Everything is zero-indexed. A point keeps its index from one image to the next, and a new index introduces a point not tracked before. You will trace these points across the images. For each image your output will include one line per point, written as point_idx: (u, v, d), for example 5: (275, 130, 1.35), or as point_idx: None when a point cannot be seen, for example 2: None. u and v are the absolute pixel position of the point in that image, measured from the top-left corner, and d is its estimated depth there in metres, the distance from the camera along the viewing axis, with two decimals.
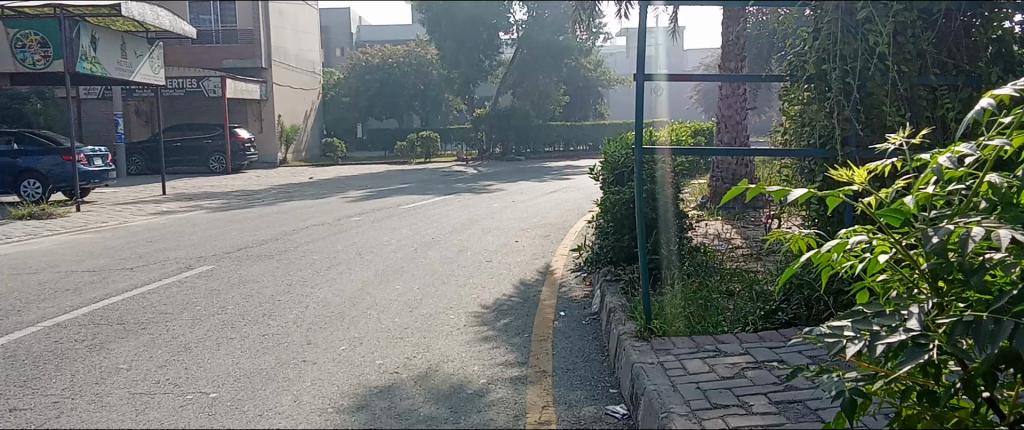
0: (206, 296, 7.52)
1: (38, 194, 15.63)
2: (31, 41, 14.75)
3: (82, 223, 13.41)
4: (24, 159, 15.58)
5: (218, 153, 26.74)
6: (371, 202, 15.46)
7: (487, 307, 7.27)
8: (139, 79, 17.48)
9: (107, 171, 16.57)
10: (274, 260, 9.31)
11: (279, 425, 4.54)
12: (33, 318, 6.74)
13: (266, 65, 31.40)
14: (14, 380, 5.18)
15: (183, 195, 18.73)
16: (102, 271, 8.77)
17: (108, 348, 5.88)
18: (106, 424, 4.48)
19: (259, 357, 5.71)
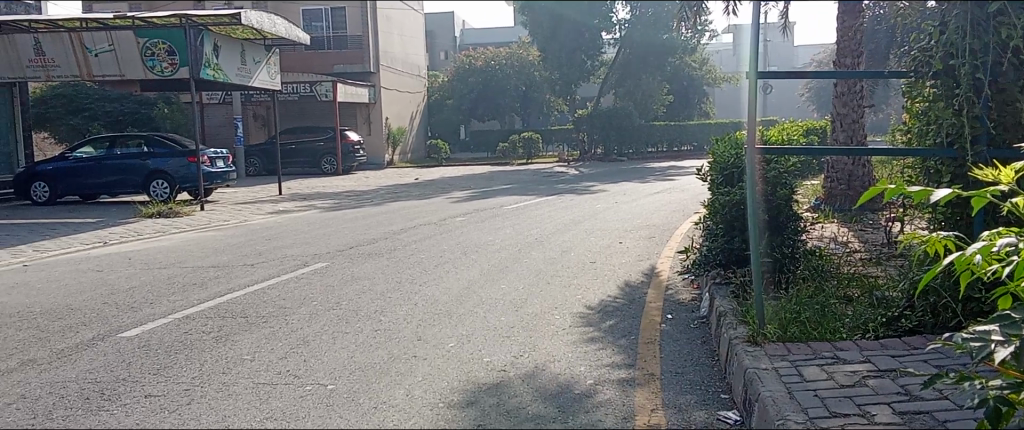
0: (322, 292, 7.83)
1: (166, 194, 16.61)
2: (159, 49, 15.50)
3: (205, 221, 14.18)
4: (153, 160, 16.60)
5: (329, 154, 27.70)
6: (476, 203, 15.68)
7: (592, 308, 7.25)
8: (257, 84, 18.37)
9: (228, 172, 17.48)
10: (384, 258, 9.60)
11: (393, 418, 4.67)
12: (165, 310, 7.19)
13: (374, 69, 32.34)
14: (149, 368, 5.53)
15: (297, 195, 19.55)
16: (225, 267, 9.26)
17: (233, 340, 6.20)
18: (233, 412, 4.73)
19: (373, 352, 5.90)
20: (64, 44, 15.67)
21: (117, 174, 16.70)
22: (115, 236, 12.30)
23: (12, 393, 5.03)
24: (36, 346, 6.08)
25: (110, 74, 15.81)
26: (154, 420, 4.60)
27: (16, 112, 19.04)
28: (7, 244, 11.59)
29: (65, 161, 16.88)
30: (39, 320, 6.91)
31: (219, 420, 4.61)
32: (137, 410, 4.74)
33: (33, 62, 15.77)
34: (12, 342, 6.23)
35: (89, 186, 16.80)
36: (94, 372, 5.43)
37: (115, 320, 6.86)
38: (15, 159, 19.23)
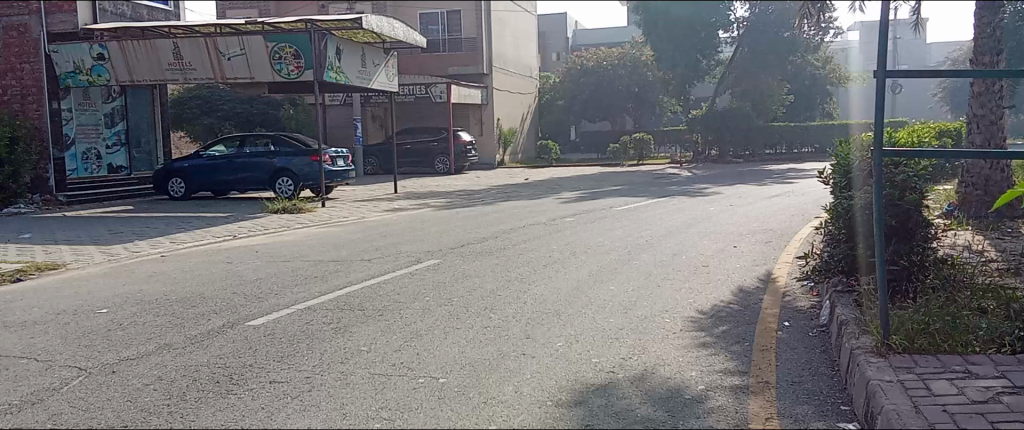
0: (434, 288, 8.04)
1: (290, 190, 17.43)
2: (287, 53, 16.25)
3: (326, 217, 14.78)
4: (279, 159, 17.48)
5: (442, 154, 28.29)
6: (586, 204, 15.65)
7: (705, 312, 7.10)
8: (376, 87, 19.02)
9: (348, 171, 18.16)
10: (494, 257, 9.74)
11: (501, 413, 4.73)
12: (288, 301, 7.56)
13: (487, 71, 32.83)
14: (274, 356, 5.82)
15: (412, 193, 20.09)
16: (343, 262, 9.64)
17: (351, 331, 6.45)
18: (351, 401, 4.91)
19: (483, 348, 6.00)
20: (199, 48, 16.53)
21: (246, 171, 17.66)
22: (244, 230, 13.01)
23: (150, 374, 5.40)
24: (172, 331, 6.51)
25: (241, 76, 16.60)
26: (278, 405, 4.84)
27: (157, 113, 20.57)
28: (148, 236, 12.47)
29: (200, 159, 17.98)
30: (175, 307, 7.41)
31: (338, 408, 4.80)
32: (262, 395, 5.00)
33: (172, 65, 16.79)
34: (151, 327, 6.70)
35: (220, 182, 17.84)
36: (223, 358, 5.76)
37: (244, 309, 7.27)
38: (155, 157, 20.77)
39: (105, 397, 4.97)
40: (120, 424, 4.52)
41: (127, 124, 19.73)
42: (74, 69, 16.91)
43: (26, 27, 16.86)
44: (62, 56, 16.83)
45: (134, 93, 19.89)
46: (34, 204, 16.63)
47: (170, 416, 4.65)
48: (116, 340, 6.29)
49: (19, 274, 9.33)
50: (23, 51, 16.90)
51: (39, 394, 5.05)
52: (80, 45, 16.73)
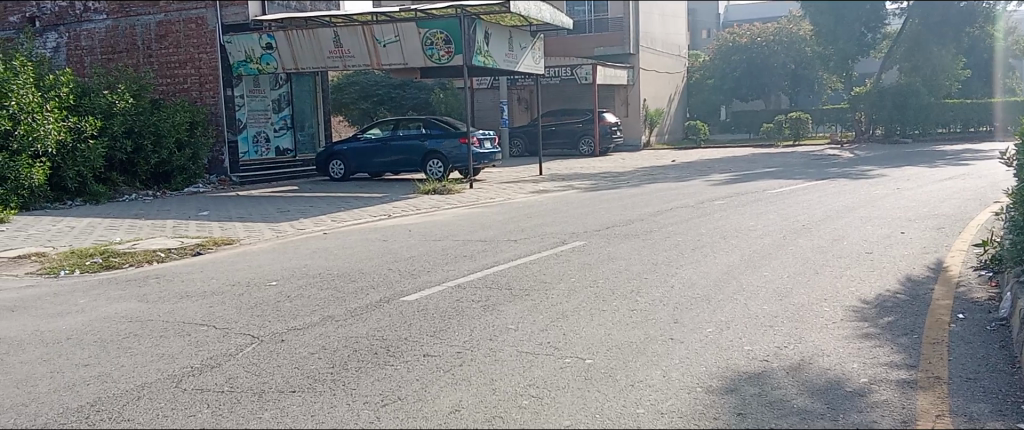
0: (580, 269, 8.05)
1: (440, 172, 18.00)
2: (438, 39, 16.69)
3: (474, 198, 15.12)
4: (430, 141, 18.05)
5: (587, 136, 28.21)
6: (737, 186, 15.12)
7: (867, 302, 6.70)
8: (523, 69, 19.22)
9: (494, 152, 18.47)
10: (641, 239, 9.61)
11: (650, 397, 4.69)
12: (439, 278, 7.84)
13: (634, 51, 32.32)
14: (426, 331, 6.03)
15: (557, 175, 20.18)
16: (492, 241, 9.83)
17: (499, 309, 6.59)
18: (500, 377, 5.02)
19: (630, 331, 5.95)
20: (357, 36, 17.31)
21: (400, 154, 18.38)
22: (398, 210, 13.55)
23: (315, 344, 5.75)
24: (335, 304, 6.92)
25: (395, 63, 17.23)
26: (431, 378, 5.01)
27: (319, 98, 21.73)
28: (311, 214, 13.26)
29: (358, 142, 18.88)
30: (337, 281, 7.87)
31: (488, 383, 4.92)
32: (417, 367, 5.21)
33: (332, 53, 17.71)
34: (316, 299, 7.14)
35: (377, 164, 18.68)
36: (380, 331, 6.05)
37: (399, 285, 7.60)
38: (316, 140, 21.99)
39: (275, 364, 5.34)
40: (289, 390, 4.84)
41: (292, 109, 20.96)
42: (245, 58, 18.25)
43: (203, 19, 18.20)
44: (235, 46, 18.21)
45: (298, 79, 21.07)
46: (210, 184, 18.16)
47: (333, 384, 4.93)
48: (285, 311, 6.75)
49: (200, 248, 10.18)
50: (200, 42, 18.29)
51: (217, 358, 5.49)
52: (250, 35, 18.04)
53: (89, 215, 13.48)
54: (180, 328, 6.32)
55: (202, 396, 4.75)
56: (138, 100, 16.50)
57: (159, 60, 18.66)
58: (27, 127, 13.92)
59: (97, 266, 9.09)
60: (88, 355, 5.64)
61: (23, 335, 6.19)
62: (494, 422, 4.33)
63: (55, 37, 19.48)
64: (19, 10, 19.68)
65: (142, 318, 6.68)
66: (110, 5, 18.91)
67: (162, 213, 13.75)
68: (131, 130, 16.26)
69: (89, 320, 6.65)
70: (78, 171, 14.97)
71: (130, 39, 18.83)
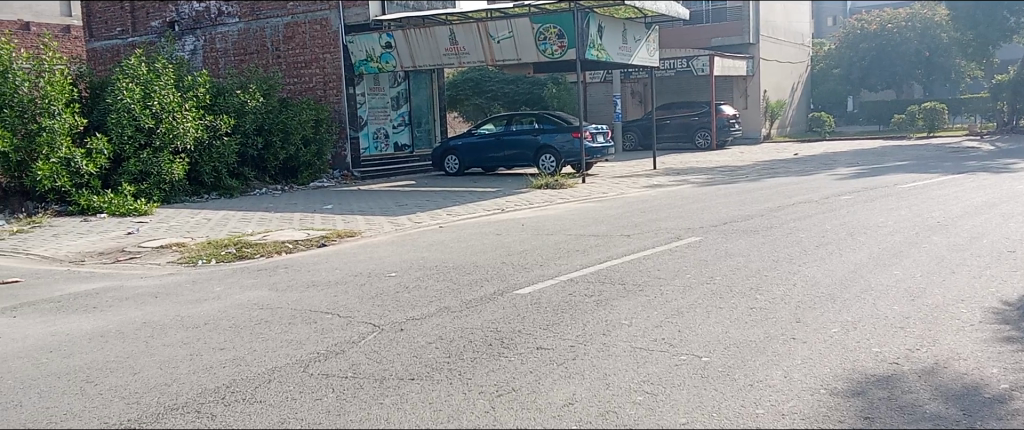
0: (695, 266, 7.90)
1: (553, 167, 18.06)
2: (551, 34, 16.72)
3: (586, 193, 15.07)
4: (543, 136, 18.11)
5: (704, 128, 27.56)
6: (864, 181, 14.40)
7: (1010, 304, 6.25)
8: (637, 62, 18.99)
9: (607, 147, 18.36)
10: (760, 236, 9.32)
11: (770, 398, 4.55)
12: (552, 272, 7.87)
13: (754, 41, 31.31)
14: (540, 324, 6.08)
15: (672, 169, 19.86)
16: (605, 236, 9.79)
17: (612, 304, 6.56)
18: (614, 372, 5.01)
19: (749, 329, 5.80)
20: (472, 33, 17.57)
21: (513, 149, 18.57)
22: (511, 205, 13.69)
23: (432, 334, 5.91)
24: (450, 295, 7.08)
25: (509, 58, 17.42)
26: (545, 370, 5.06)
27: (435, 94, 22.27)
28: (428, 208, 13.60)
29: (472, 137, 19.20)
30: (453, 273, 8.05)
31: (601, 378, 4.92)
32: (531, 360, 5.26)
33: (448, 50, 18.04)
34: (433, 290, 7.33)
35: (491, 160, 18.96)
36: (495, 322, 6.15)
37: (512, 277, 7.70)
38: (433, 135, 22.54)
39: (395, 351, 5.53)
40: (408, 377, 5.00)
41: (410, 106, 21.53)
42: (366, 57, 18.89)
43: (327, 20, 18.95)
44: (356, 46, 18.85)
45: (416, 77, 21.66)
46: (334, 178, 18.93)
47: (449, 373, 5.05)
48: (404, 301, 6.96)
49: (324, 240, 10.63)
50: (325, 43, 19.07)
51: (341, 345, 5.73)
52: (370, 35, 18.64)
53: (223, 208, 14.32)
54: (306, 315, 6.63)
55: (328, 381, 4.98)
56: (268, 99, 17.36)
57: (286, 60, 19.60)
58: (167, 125, 14.88)
59: (231, 256, 9.66)
60: (223, 339, 6.00)
61: (166, 320, 6.64)
62: (608, 417, 4.32)
63: (193, 40, 20.82)
64: (160, 15, 21.12)
65: (271, 306, 7.06)
66: (242, 8, 20.00)
67: (290, 206, 14.45)
68: (261, 128, 17.14)
69: (225, 306, 7.09)
70: (214, 166, 15.94)
71: (260, 41, 19.86)
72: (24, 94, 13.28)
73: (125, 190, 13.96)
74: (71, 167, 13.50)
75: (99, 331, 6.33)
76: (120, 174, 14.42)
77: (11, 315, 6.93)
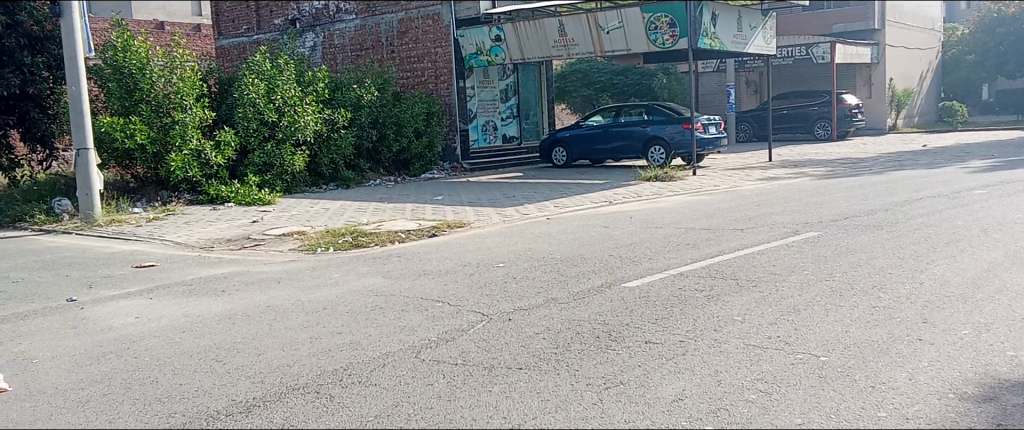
0: (813, 262, 7.60)
1: (662, 159, 17.77)
2: (662, 23, 16.41)
3: (698, 185, 14.77)
4: (652, 127, 17.84)
5: (823, 119, 26.44)
6: (1001, 174, 13.45)
7: None
8: (752, 50, 18.42)
9: (720, 138, 17.91)
10: (884, 231, 8.87)
11: (893, 401, 4.34)
12: (661, 266, 7.75)
13: (880, 26, 29.74)
14: (649, 318, 6.01)
15: (788, 161, 19.18)
16: (716, 230, 9.56)
17: (724, 300, 6.41)
18: (726, 369, 4.90)
19: (871, 329, 5.54)
20: (582, 24, 17.49)
21: (622, 140, 18.38)
22: (619, 197, 13.58)
23: (540, 324, 5.94)
24: (558, 287, 7.10)
25: (618, 49, 17.23)
26: (654, 364, 5.00)
27: (543, 86, 22.36)
28: (536, 200, 13.66)
29: (580, 129, 19.17)
30: (560, 265, 8.07)
31: (713, 374, 4.82)
32: (640, 353, 5.21)
33: (557, 42, 18.08)
34: (541, 281, 7.38)
35: (599, 151, 18.85)
36: (602, 315, 6.12)
37: (620, 270, 7.64)
38: (541, 128, 22.64)
39: (504, 340, 5.59)
40: (516, 366, 5.05)
41: (519, 98, 21.67)
42: (476, 50, 19.13)
43: (439, 15, 19.30)
44: (467, 39, 19.12)
45: (524, 69, 21.79)
46: (444, 170, 19.31)
47: (557, 364, 5.07)
48: (512, 291, 7.04)
49: (435, 230, 10.88)
50: (436, 37, 19.43)
51: (451, 333, 5.85)
52: (481, 29, 18.85)
53: (340, 198, 14.88)
54: (419, 303, 6.81)
55: (439, 367, 5.10)
56: (382, 93, 17.89)
57: (400, 55, 20.11)
58: (289, 118, 15.55)
59: (348, 244, 10.03)
60: (340, 323, 6.25)
61: (288, 304, 6.97)
62: (720, 414, 4.23)
63: (313, 37, 21.68)
64: (283, 13, 22.08)
65: (385, 293, 7.29)
66: (359, 5, 20.64)
67: (402, 197, 14.85)
68: (375, 121, 17.69)
69: (343, 292, 7.37)
70: (332, 158, 16.60)
71: (376, 36, 20.46)
72: (160, 90, 14.14)
73: (250, 181, 14.71)
74: (201, 158, 14.32)
75: (227, 313, 6.72)
76: (246, 166, 15.19)
77: (150, 297, 7.44)
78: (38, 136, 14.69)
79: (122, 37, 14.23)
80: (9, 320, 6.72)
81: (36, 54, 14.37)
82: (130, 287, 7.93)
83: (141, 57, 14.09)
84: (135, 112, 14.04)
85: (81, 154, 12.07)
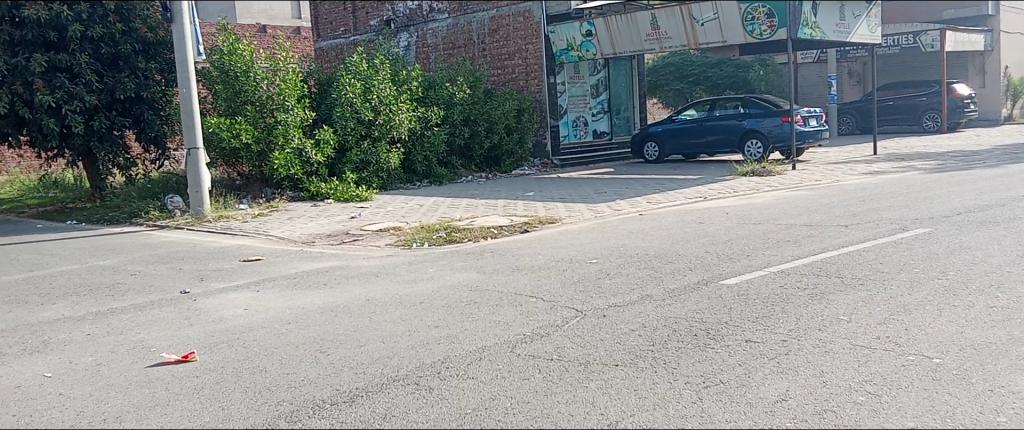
0: (924, 259, 7.23)
1: (759, 153, 17.28)
2: (760, 13, 15.94)
3: (797, 180, 14.30)
4: (748, 120, 17.36)
5: (933, 110, 25.14)
6: None
7: None
8: (856, 39, 17.72)
9: (820, 130, 17.29)
10: (1002, 228, 8.36)
11: (1014, 407, 4.10)
12: (761, 263, 7.55)
13: (995, 12, 28.10)
14: (749, 316, 5.85)
15: (894, 154, 18.33)
16: (819, 226, 9.22)
17: (828, 298, 6.18)
18: (832, 369, 4.73)
19: (988, 330, 5.23)
20: (676, 17, 17.16)
21: (717, 134, 17.97)
22: (714, 192, 13.28)
23: (635, 321, 5.88)
24: (653, 283, 7.02)
25: (714, 41, 16.82)
26: (755, 364, 4.86)
27: (635, 81, 22.14)
28: (628, 196, 13.51)
29: (672, 123, 18.88)
30: (655, 261, 7.95)
31: (818, 375, 4.65)
32: (741, 353, 5.08)
33: (649, 35, 17.83)
34: (636, 277, 7.30)
35: (693, 146, 18.51)
36: (700, 313, 6.00)
37: (717, 268, 7.47)
38: (632, 123, 22.41)
39: (599, 337, 5.56)
40: (612, 363, 5.01)
41: (610, 94, 21.53)
42: (567, 46, 19.07)
43: (530, 12, 19.33)
44: (557, 35, 19.07)
45: (615, 64, 21.63)
46: (535, 166, 19.36)
47: (654, 361, 5.01)
48: (605, 288, 6.99)
49: (527, 226, 10.92)
50: (528, 34, 19.47)
51: (546, 328, 5.86)
52: (572, 24, 18.81)
53: (434, 195, 15.12)
54: (513, 298, 6.86)
55: (535, 362, 5.11)
56: (474, 90, 18.07)
57: (491, 52, 20.27)
58: (384, 117, 15.91)
59: (443, 239, 10.18)
60: (437, 317, 6.35)
61: (387, 297, 7.13)
62: (825, 416, 4.09)
63: (407, 37, 22.11)
64: (378, 14, 22.60)
65: (479, 288, 7.37)
66: (451, 5, 20.91)
67: (494, 193, 14.98)
68: (468, 118, 17.89)
69: (439, 287, 7.50)
70: (426, 155, 16.93)
71: (468, 34, 20.68)
72: (264, 91, 14.68)
73: (348, 178, 15.17)
74: (303, 157, 14.84)
75: (329, 305, 6.93)
76: (344, 163, 15.63)
77: (256, 289, 7.75)
78: (152, 137, 15.52)
79: (229, 41, 14.80)
80: (130, 310, 7.14)
81: (150, 59, 15.16)
82: (238, 279, 8.30)
83: (247, 60, 14.64)
84: (241, 113, 14.65)
85: (191, 153, 12.67)
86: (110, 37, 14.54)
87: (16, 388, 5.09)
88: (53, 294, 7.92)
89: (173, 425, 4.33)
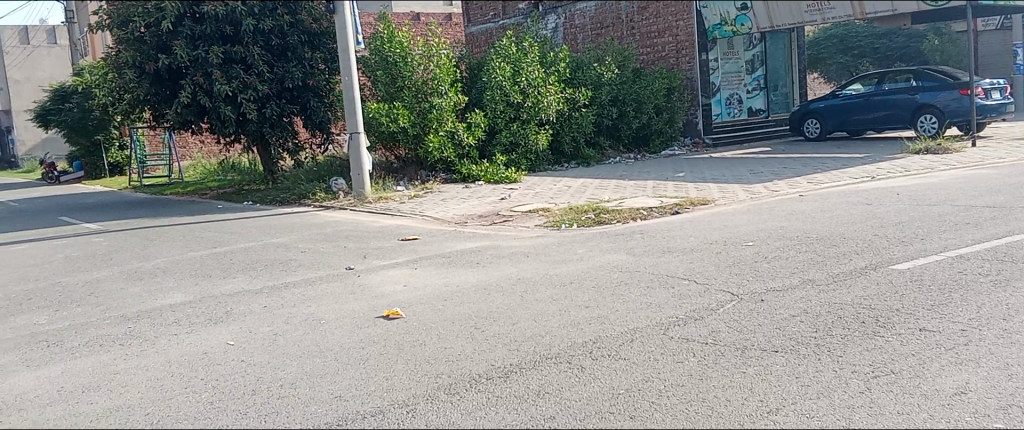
0: None
1: (933, 129, 15.99)
2: None
3: (977, 157, 13.15)
4: (922, 95, 16.10)
5: None
6: None
7: None
8: None
9: (1005, 104, 15.78)
10: None
11: None
12: (936, 247, 7.00)
13: None
14: (922, 303, 5.46)
15: None
16: (1003, 208, 8.44)
17: (1015, 286, 5.66)
18: (1019, 362, 4.35)
19: None
20: None
21: (886, 110, 16.83)
22: (882, 172, 12.46)
23: (796, 306, 5.64)
24: (815, 267, 6.69)
25: (882, 10, 15.82)
26: (930, 354, 4.54)
27: (793, 55, 21.18)
28: (787, 176, 12.91)
29: (837, 99, 17.88)
30: (816, 244, 7.58)
31: (1002, 367, 4.29)
32: (914, 342, 4.76)
33: (811, 6, 17.08)
34: (796, 261, 6.98)
35: (858, 123, 17.44)
36: (867, 299, 5.67)
37: (887, 252, 7.02)
38: (790, 100, 21.36)
39: (757, 322, 5.37)
40: (771, 348, 4.84)
41: (766, 69, 20.71)
42: (720, 21, 18.67)
43: None
44: (710, 10, 18.74)
45: (772, 38, 20.80)
46: (685, 146, 18.91)
47: (817, 348, 4.79)
48: (763, 271, 6.74)
49: (677, 207, 10.71)
50: (678, 10, 18.81)
51: (700, 312, 5.73)
52: None
53: (582, 176, 15.13)
54: (665, 280, 6.76)
55: (688, 345, 5.02)
56: (623, 70, 17.85)
57: (641, 30, 19.81)
58: (533, 99, 16.04)
59: (592, 220, 10.18)
60: (588, 298, 6.37)
61: (538, 277, 7.24)
62: (1011, 412, 3.78)
63: (555, 18, 22.19)
64: None
65: (629, 269, 7.32)
66: None
67: (643, 173, 14.80)
68: (616, 98, 17.72)
69: (589, 267, 7.52)
70: (574, 136, 17.03)
71: (616, 14, 20.48)
72: (419, 77, 15.19)
73: (498, 160, 15.52)
74: (455, 140, 15.29)
75: (483, 283, 7.12)
76: (495, 145, 15.97)
77: (414, 267, 8.08)
78: (317, 123, 16.47)
79: (388, 29, 15.39)
80: (302, 284, 7.64)
81: (315, 49, 16.06)
82: (397, 257, 8.69)
83: (404, 47, 15.17)
84: (399, 98, 15.24)
85: (353, 137, 13.29)
86: (279, 29, 15.51)
87: (204, 354, 5.58)
88: (234, 268, 8.63)
89: (343, 392, 4.61)
